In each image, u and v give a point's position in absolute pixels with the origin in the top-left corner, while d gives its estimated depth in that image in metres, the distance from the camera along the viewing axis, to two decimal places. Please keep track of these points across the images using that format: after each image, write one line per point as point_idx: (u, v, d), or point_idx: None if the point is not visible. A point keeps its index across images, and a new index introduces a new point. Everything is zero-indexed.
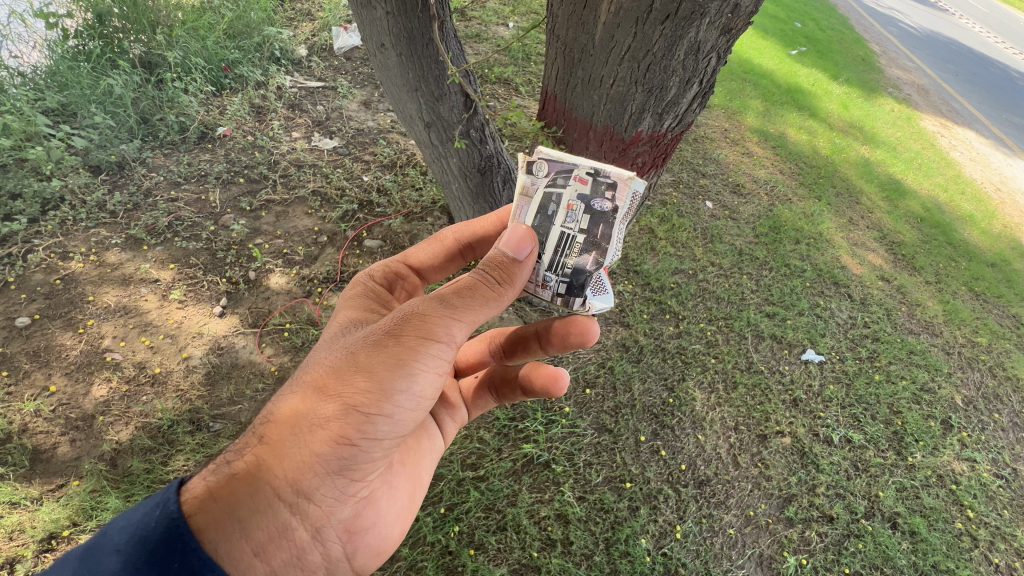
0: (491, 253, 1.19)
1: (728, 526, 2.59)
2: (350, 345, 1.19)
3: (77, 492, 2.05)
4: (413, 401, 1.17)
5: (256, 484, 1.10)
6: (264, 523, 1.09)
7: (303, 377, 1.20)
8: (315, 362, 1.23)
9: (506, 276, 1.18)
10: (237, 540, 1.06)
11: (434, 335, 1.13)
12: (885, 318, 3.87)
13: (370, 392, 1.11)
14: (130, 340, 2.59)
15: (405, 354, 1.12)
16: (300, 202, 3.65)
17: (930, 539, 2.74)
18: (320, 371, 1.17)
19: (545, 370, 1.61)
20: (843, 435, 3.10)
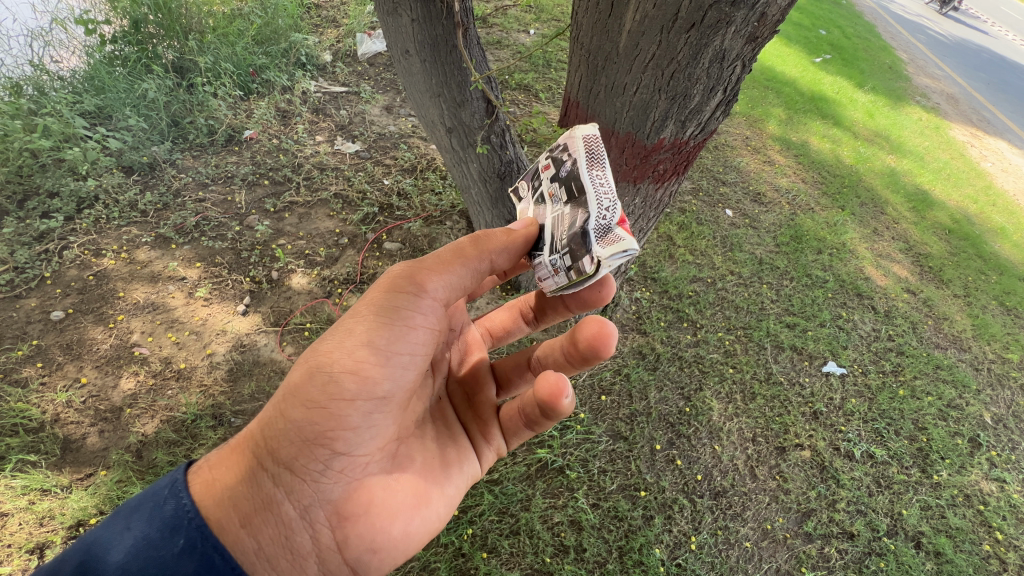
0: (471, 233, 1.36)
1: (744, 539, 2.54)
2: None
3: (104, 481, 2.11)
4: (382, 361, 1.19)
5: (243, 458, 1.19)
6: (247, 494, 1.15)
7: None
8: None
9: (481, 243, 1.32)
10: (225, 509, 1.14)
11: (400, 293, 1.22)
12: (911, 331, 3.78)
13: (335, 352, 1.17)
14: (158, 335, 2.67)
15: (368, 315, 1.20)
16: (322, 204, 3.73)
17: (956, 560, 2.66)
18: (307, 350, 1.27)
19: (547, 379, 1.34)
20: (865, 450, 3.03)
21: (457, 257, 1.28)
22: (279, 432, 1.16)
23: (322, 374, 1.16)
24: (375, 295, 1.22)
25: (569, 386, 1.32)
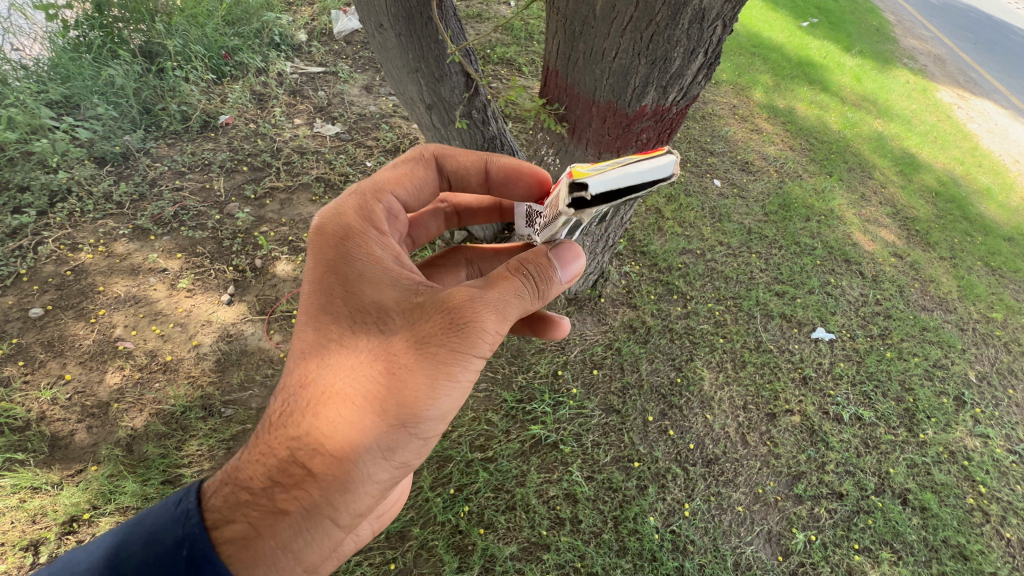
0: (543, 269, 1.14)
1: (737, 504, 2.58)
2: (395, 370, 1.06)
3: (95, 477, 2.06)
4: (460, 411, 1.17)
5: (304, 522, 1.03)
6: (320, 546, 1.07)
7: (337, 401, 1.06)
8: (333, 375, 1.09)
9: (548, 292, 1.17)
10: (305, 563, 1.06)
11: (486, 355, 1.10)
12: (898, 295, 3.81)
13: (426, 414, 1.06)
14: (142, 328, 2.62)
15: (460, 374, 1.07)
16: (304, 189, 3.65)
17: (941, 514, 2.74)
18: (365, 402, 1.05)
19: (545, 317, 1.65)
20: (853, 412, 3.08)
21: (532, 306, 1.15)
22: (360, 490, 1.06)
23: (414, 437, 1.07)
24: (467, 362, 1.07)
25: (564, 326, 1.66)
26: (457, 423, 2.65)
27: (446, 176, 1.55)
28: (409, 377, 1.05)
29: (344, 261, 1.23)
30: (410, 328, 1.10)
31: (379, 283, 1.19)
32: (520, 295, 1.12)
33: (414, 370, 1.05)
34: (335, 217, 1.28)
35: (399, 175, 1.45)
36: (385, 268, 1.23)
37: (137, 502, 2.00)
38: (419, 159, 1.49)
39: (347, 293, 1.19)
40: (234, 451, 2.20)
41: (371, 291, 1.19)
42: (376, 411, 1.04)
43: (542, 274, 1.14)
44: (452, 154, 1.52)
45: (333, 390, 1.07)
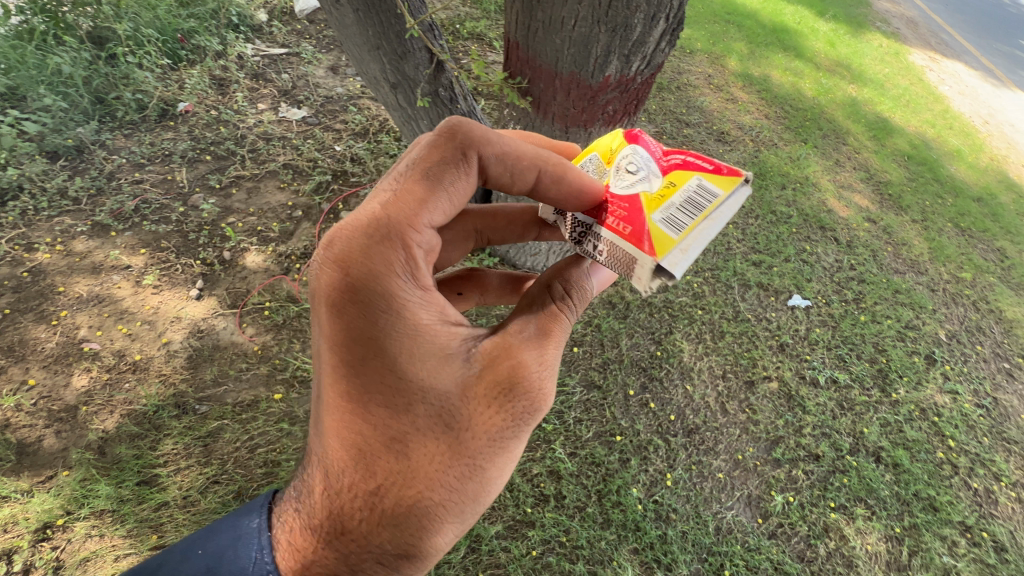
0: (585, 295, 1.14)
1: (717, 471, 2.64)
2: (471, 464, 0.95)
3: (66, 482, 2.00)
4: None
5: None
6: None
7: (408, 509, 0.93)
8: (398, 481, 0.93)
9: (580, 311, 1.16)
10: None
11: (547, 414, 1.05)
12: (872, 259, 3.87)
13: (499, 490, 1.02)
14: (107, 328, 2.52)
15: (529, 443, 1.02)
16: (271, 177, 3.54)
17: (912, 469, 2.83)
18: (441, 504, 0.94)
19: None
20: (829, 376, 3.15)
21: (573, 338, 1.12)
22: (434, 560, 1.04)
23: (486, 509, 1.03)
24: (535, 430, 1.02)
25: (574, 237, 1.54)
26: None
27: (483, 174, 1.13)
28: (489, 465, 0.97)
29: (386, 336, 0.93)
30: (484, 416, 0.95)
31: (434, 357, 0.95)
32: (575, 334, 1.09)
33: (491, 459, 0.96)
34: (365, 270, 0.95)
35: (435, 189, 1.04)
36: (437, 335, 0.97)
37: (113, 505, 1.97)
38: (458, 159, 1.06)
39: (394, 378, 0.93)
40: (212, 447, 2.17)
41: (425, 370, 0.94)
42: (458, 508, 0.95)
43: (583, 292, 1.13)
44: (499, 148, 1.10)
45: (406, 495, 0.93)
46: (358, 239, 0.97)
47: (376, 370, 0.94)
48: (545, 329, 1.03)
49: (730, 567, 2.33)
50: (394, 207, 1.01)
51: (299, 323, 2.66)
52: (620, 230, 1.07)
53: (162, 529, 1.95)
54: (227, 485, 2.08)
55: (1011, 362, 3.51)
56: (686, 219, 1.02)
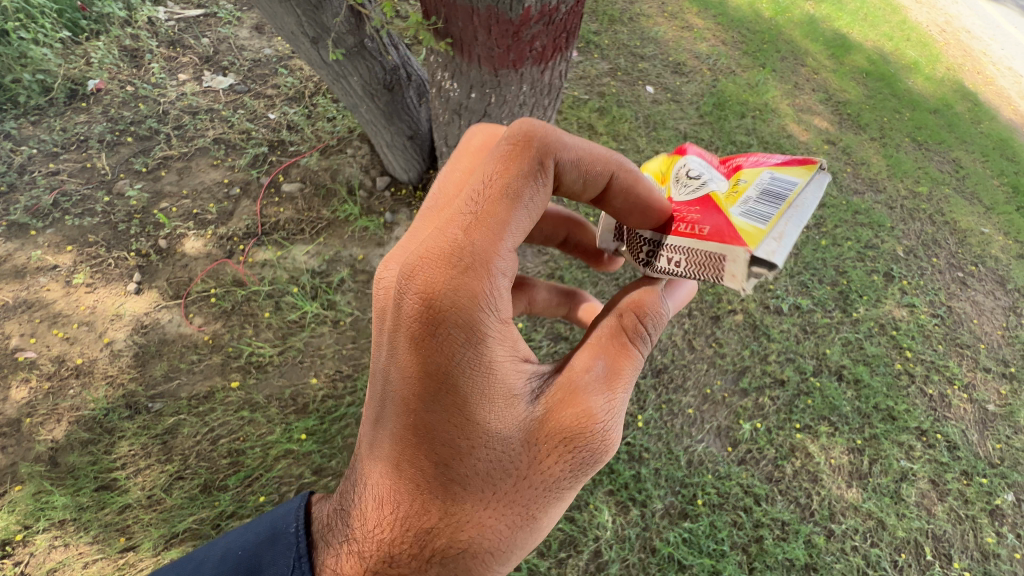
0: (661, 322, 1.08)
1: (687, 407, 2.69)
2: (524, 513, 0.95)
3: (20, 497, 1.92)
4: None
5: None
6: None
7: (461, 551, 0.93)
8: (454, 522, 0.93)
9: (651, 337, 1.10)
10: None
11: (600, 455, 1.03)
12: (831, 182, 3.87)
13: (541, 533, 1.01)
14: (41, 334, 2.36)
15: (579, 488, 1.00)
16: (202, 154, 3.29)
17: (872, 383, 2.95)
18: (491, 548, 0.94)
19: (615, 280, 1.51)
20: (792, 302, 3.20)
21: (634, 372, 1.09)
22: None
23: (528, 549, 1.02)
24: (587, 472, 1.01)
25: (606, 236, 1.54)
26: None
27: (558, 182, 1.03)
28: (540, 512, 0.96)
29: (461, 379, 0.90)
30: (541, 466, 0.93)
31: (503, 398, 0.92)
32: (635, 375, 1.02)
33: (542, 504, 0.96)
34: (446, 305, 0.89)
35: (515, 207, 0.93)
36: (508, 379, 0.93)
37: (72, 513, 1.90)
38: (536, 170, 0.96)
39: (464, 417, 0.91)
40: (172, 444, 2.09)
41: (494, 411, 0.92)
42: (505, 554, 0.95)
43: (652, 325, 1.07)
44: (574, 152, 1.00)
45: (458, 533, 0.93)
46: (433, 268, 0.90)
47: (448, 408, 0.91)
48: (608, 370, 0.99)
49: (702, 496, 2.39)
50: (473, 232, 0.91)
51: (250, 307, 2.55)
52: (696, 232, 1.00)
53: (130, 530, 1.90)
54: (192, 478, 2.03)
55: (965, 270, 3.61)
56: (771, 208, 0.95)
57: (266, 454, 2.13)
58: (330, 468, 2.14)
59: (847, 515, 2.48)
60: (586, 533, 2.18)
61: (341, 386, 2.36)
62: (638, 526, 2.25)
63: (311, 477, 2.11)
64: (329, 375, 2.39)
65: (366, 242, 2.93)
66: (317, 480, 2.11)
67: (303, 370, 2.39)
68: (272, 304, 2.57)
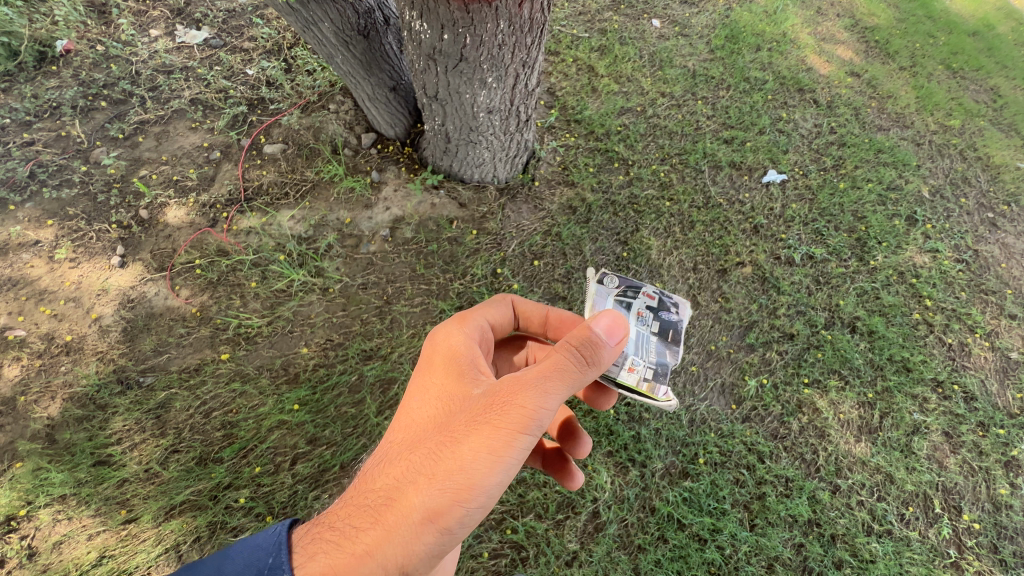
0: (586, 337, 1.18)
1: (690, 364, 2.61)
2: (456, 443, 1.12)
3: (21, 474, 1.94)
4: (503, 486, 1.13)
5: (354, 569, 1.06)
6: None
7: (407, 463, 1.14)
8: (408, 443, 1.18)
9: (591, 357, 1.17)
10: None
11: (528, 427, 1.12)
12: (854, 118, 3.57)
13: (477, 489, 1.10)
14: (29, 312, 2.33)
15: (510, 452, 1.11)
16: (179, 116, 3.13)
17: (887, 334, 2.81)
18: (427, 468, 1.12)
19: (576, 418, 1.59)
20: (804, 253, 3.03)
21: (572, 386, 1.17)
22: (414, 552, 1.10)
23: (469, 510, 1.10)
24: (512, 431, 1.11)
25: (614, 397, 1.66)
26: (395, 342, 2.39)
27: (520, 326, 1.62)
28: (467, 446, 1.11)
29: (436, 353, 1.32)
30: (475, 406, 1.16)
31: (463, 374, 1.25)
32: (562, 376, 1.15)
33: (472, 444, 1.11)
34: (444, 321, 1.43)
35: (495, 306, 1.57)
36: (467, 354, 1.29)
37: (72, 488, 1.93)
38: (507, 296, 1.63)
39: (435, 377, 1.26)
40: (166, 418, 2.09)
41: (453, 384, 1.23)
42: (433, 472, 1.10)
43: (587, 350, 1.17)
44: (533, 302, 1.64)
45: (407, 452, 1.16)
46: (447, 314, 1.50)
47: (429, 373, 1.29)
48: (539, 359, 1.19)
49: (704, 455, 2.34)
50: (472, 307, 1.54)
51: (236, 278, 2.48)
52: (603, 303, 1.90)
53: (130, 503, 1.93)
54: (188, 451, 2.04)
55: (996, 211, 3.35)
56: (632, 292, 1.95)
57: (259, 425, 2.12)
58: (325, 437, 2.13)
59: (855, 470, 2.42)
60: (584, 495, 2.16)
61: (332, 354, 2.32)
62: (637, 486, 2.23)
63: (306, 447, 2.10)
64: (320, 344, 2.34)
65: (353, 204, 2.80)
66: (312, 450, 2.10)
67: (293, 339, 2.34)
68: (257, 273, 2.49)
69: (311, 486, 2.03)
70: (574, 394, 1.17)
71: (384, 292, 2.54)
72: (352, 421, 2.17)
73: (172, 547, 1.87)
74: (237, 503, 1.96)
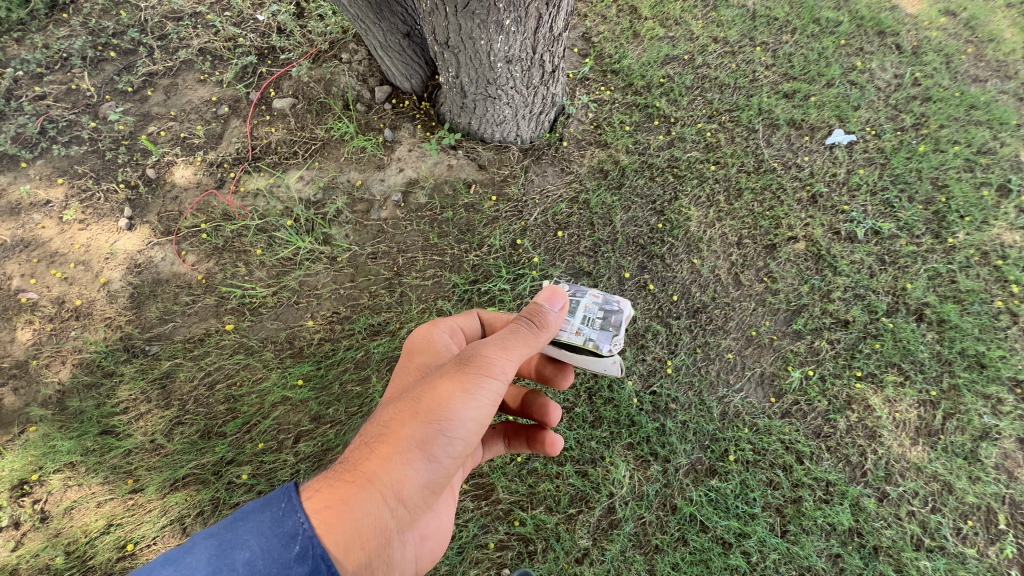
0: (533, 304, 1.33)
1: (726, 351, 2.35)
2: (430, 387, 1.21)
3: (34, 439, 1.94)
4: (477, 423, 1.20)
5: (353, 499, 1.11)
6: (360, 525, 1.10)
7: (391, 411, 1.24)
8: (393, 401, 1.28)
9: (540, 321, 1.30)
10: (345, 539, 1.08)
11: (491, 371, 1.21)
12: (944, 68, 3.03)
13: (454, 423, 1.17)
14: (40, 275, 2.30)
15: (480, 391, 1.20)
16: (188, 68, 2.95)
17: (960, 325, 2.44)
18: (407, 410, 1.20)
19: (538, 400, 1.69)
20: (869, 227, 2.65)
21: (530, 346, 1.27)
22: (406, 484, 1.17)
23: (449, 441, 1.18)
24: (477, 372, 1.20)
25: (570, 373, 1.74)
26: (404, 318, 2.25)
27: None
28: (441, 386, 1.20)
29: (416, 341, 1.47)
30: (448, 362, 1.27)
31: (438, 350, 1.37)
32: (517, 335, 1.26)
33: (445, 386, 1.19)
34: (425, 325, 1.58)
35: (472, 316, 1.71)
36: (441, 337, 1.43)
37: (81, 456, 1.92)
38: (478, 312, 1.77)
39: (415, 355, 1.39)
40: (170, 388, 2.04)
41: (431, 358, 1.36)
42: (413, 411, 1.19)
43: (537, 317, 1.30)
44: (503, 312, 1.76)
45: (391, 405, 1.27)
46: None
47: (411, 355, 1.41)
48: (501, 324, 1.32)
49: (735, 452, 2.14)
50: None
51: (242, 244, 2.36)
52: None
53: (137, 473, 1.92)
54: (192, 424, 2.00)
55: None
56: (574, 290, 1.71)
57: (263, 400, 2.05)
58: (329, 415, 2.05)
59: (908, 477, 2.17)
60: (600, 489, 2.02)
61: (339, 329, 2.20)
62: (658, 482, 2.06)
63: (310, 425, 2.02)
64: (326, 317, 2.23)
65: (364, 164, 2.60)
66: (316, 428, 2.02)
67: (299, 312, 2.23)
68: (263, 240, 2.37)
69: (314, 466, 1.96)
70: (532, 352, 1.28)
71: (394, 263, 2.37)
72: (357, 400, 2.07)
73: (176, 519, 1.86)
74: (239, 479, 1.92)
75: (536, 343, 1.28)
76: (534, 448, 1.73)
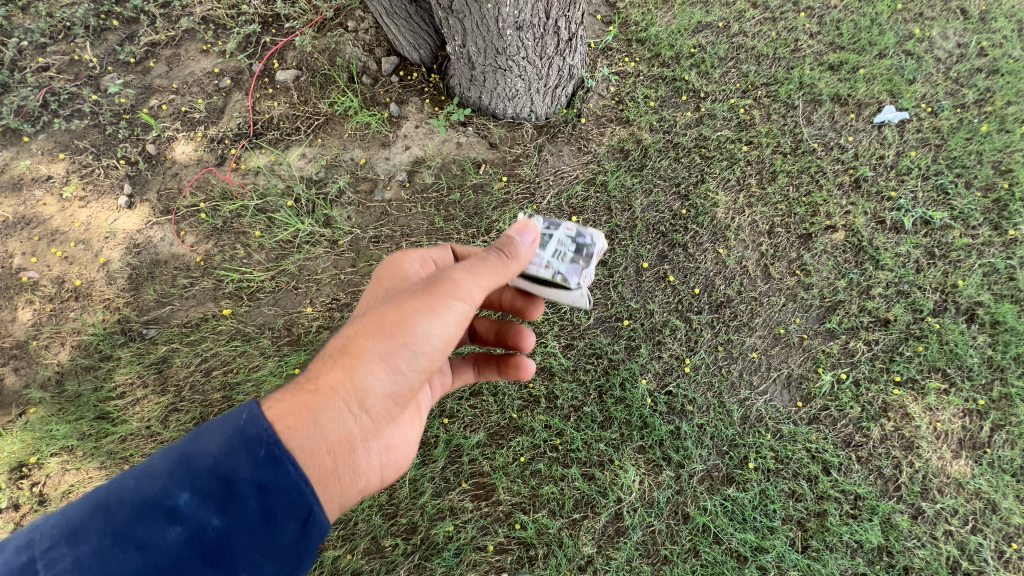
0: (506, 235, 1.24)
1: (751, 350, 2.18)
2: (396, 306, 1.15)
3: (34, 421, 1.93)
4: (441, 344, 1.16)
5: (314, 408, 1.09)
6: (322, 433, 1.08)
7: (356, 327, 1.19)
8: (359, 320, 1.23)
9: (511, 251, 1.22)
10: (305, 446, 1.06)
11: (457, 292, 1.15)
12: (1016, 35, 2.68)
13: (416, 341, 1.13)
14: (41, 254, 2.25)
15: (446, 311, 1.14)
16: (191, 37, 2.82)
17: (1018, 328, 2.20)
18: (371, 326, 1.15)
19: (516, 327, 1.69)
20: (919, 217, 2.39)
21: (499, 273, 1.20)
22: (369, 396, 1.14)
23: (413, 358, 1.14)
24: (442, 294, 1.14)
25: (542, 304, 1.68)
26: None
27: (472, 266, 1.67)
28: (406, 304, 1.14)
29: (386, 267, 1.39)
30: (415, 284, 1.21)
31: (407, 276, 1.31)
32: (487, 262, 1.19)
33: (410, 304, 1.14)
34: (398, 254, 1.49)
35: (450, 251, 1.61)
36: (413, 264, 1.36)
37: (78, 440, 1.90)
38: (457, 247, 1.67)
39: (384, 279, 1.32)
40: (167, 374, 2.00)
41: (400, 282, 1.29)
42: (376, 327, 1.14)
43: (509, 246, 1.22)
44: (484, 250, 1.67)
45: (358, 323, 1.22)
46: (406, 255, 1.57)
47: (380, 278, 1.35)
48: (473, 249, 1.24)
49: (756, 460, 1.99)
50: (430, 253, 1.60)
51: (241, 225, 2.27)
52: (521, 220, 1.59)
53: (133, 459, 1.89)
54: (188, 411, 1.95)
55: None
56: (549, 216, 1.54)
57: (259, 389, 1.99)
58: None
59: (946, 493, 1.99)
60: (607, 494, 1.91)
61: (338, 316, 2.11)
62: (670, 489, 1.93)
63: None
64: (325, 303, 2.13)
65: (368, 142, 2.46)
66: None
67: (297, 297, 2.14)
68: (263, 221, 2.27)
69: None
70: (502, 281, 1.21)
71: (397, 248, 2.26)
72: None
73: None
74: None
75: (505, 273, 1.20)
76: (505, 373, 1.73)
